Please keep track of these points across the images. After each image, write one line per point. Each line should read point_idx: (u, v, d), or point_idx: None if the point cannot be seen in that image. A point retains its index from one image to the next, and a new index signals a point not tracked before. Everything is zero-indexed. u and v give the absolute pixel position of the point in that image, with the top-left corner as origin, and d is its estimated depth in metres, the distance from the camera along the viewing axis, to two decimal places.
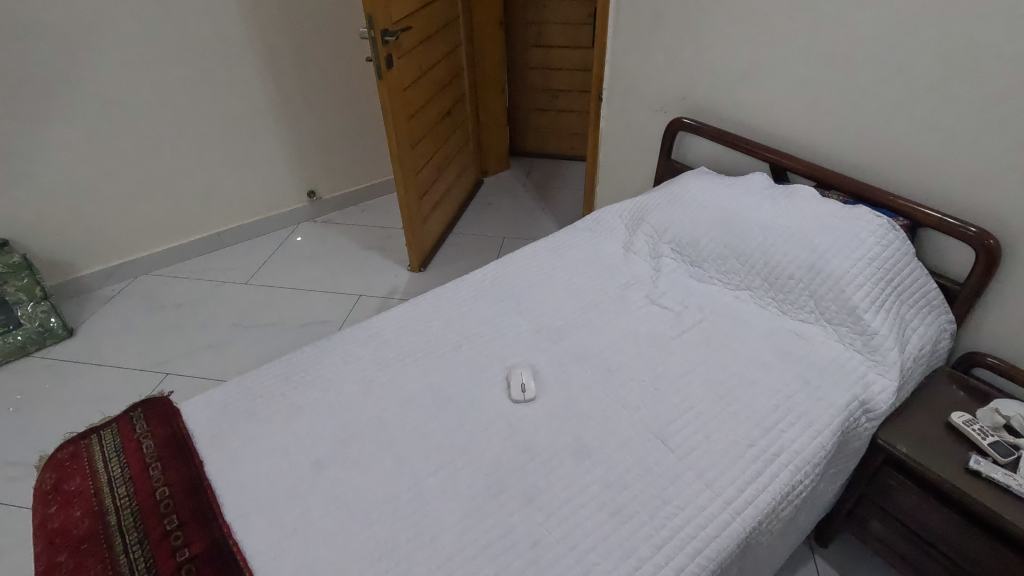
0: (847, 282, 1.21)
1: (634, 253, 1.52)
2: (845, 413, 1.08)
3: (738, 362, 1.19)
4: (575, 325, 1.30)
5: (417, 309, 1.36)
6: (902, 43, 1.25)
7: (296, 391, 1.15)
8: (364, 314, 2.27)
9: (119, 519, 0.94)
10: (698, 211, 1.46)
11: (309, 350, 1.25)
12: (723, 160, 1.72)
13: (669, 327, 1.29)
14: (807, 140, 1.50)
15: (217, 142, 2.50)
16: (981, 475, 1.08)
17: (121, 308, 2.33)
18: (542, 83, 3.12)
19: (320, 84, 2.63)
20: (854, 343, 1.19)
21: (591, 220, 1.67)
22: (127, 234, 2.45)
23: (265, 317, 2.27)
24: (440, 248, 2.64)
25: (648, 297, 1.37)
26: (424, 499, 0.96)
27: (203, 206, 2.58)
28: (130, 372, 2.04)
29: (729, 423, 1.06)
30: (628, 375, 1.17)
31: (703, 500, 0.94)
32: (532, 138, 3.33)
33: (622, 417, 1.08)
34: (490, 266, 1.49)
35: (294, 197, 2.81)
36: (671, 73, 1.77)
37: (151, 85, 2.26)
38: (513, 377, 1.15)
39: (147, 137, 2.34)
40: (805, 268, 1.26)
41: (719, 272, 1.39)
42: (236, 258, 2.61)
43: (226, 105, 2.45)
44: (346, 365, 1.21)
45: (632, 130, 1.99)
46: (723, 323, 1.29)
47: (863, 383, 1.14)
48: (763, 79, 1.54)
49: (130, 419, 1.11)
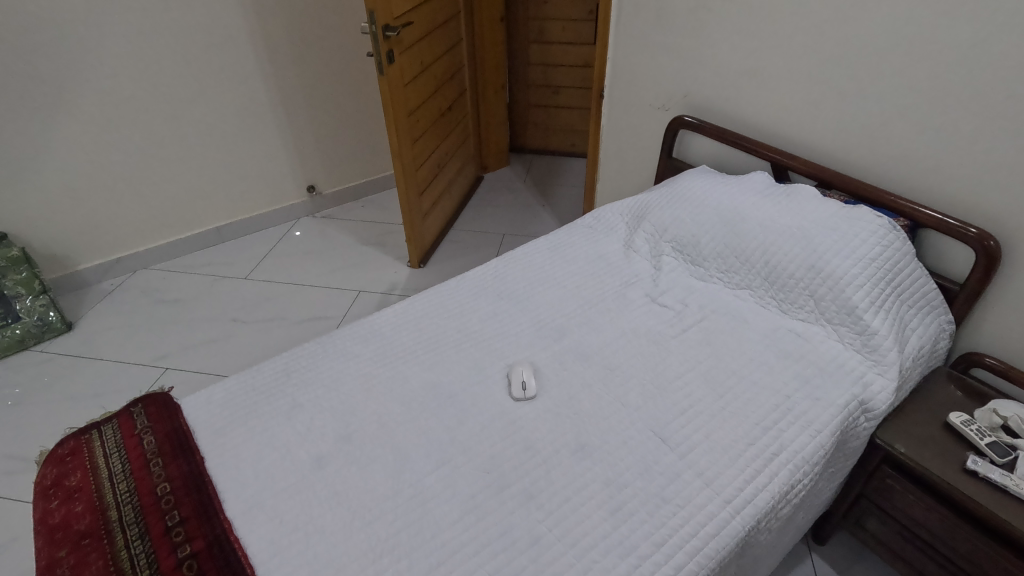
0: (847, 282, 1.21)
1: (635, 252, 1.52)
2: (844, 413, 1.09)
3: (738, 362, 1.19)
4: (575, 323, 1.30)
5: (417, 306, 1.36)
6: (906, 43, 1.25)
7: (296, 388, 1.15)
8: (364, 310, 2.27)
9: (120, 516, 0.94)
10: (699, 209, 1.46)
11: (309, 347, 1.25)
12: (724, 158, 1.72)
13: (669, 325, 1.28)
14: (809, 139, 1.50)
15: (217, 136, 2.49)
16: (979, 475, 1.09)
17: (120, 303, 2.33)
18: (542, 79, 3.12)
19: (320, 79, 2.62)
20: (854, 343, 1.20)
21: (592, 218, 1.66)
22: (126, 229, 2.44)
23: (265, 312, 2.27)
24: (440, 245, 2.64)
25: (649, 295, 1.38)
26: (425, 496, 0.96)
27: (203, 201, 2.58)
28: (129, 366, 2.04)
29: (729, 422, 1.06)
30: (628, 374, 1.17)
31: (703, 498, 0.94)
32: (532, 135, 3.32)
33: (622, 416, 1.08)
34: (491, 264, 1.49)
35: (293, 191, 2.80)
36: (672, 71, 1.77)
37: (150, 79, 2.25)
38: (513, 374, 1.15)
39: (146, 132, 2.33)
40: (805, 268, 1.27)
41: (719, 271, 1.39)
42: (235, 253, 2.61)
43: (226, 100, 2.44)
44: (347, 362, 1.21)
45: (633, 128, 1.99)
46: (724, 322, 1.29)
47: (862, 383, 1.14)
48: (765, 78, 1.54)
49: (130, 415, 1.11)
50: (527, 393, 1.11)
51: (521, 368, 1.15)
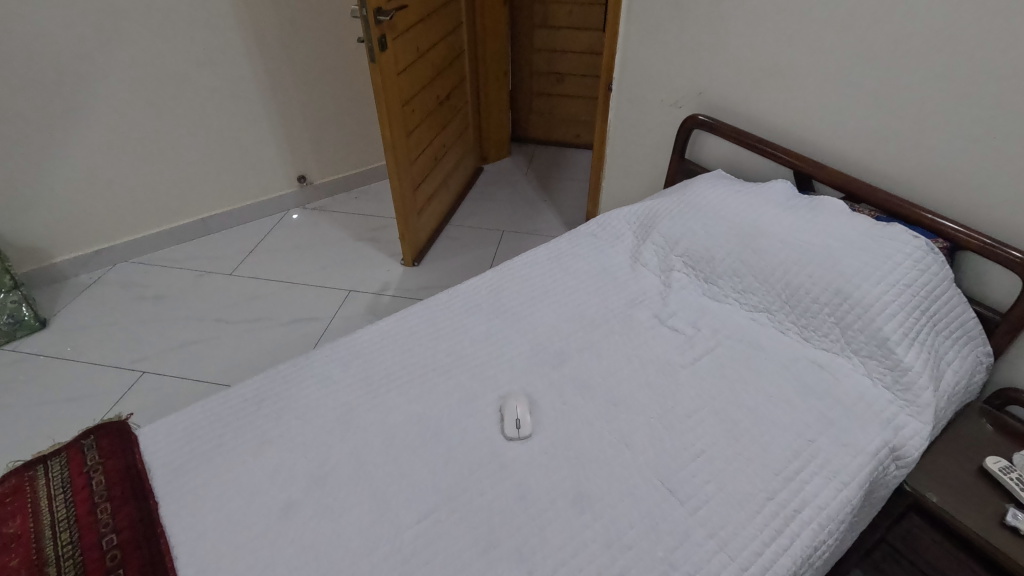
0: (878, 310, 1.09)
1: (642, 266, 1.39)
2: (874, 462, 0.97)
3: (756, 397, 1.07)
4: (576, 347, 1.18)
5: (404, 324, 1.24)
6: (953, 43, 1.11)
7: (266, 419, 1.04)
8: (354, 312, 2.15)
9: (57, 572, 0.84)
10: (714, 221, 1.33)
11: (283, 369, 1.14)
12: (741, 163, 1.58)
13: (680, 353, 1.16)
14: (836, 146, 1.36)
15: (200, 123, 2.35)
16: (1020, 533, 0.98)
17: (98, 299, 2.21)
18: (547, 65, 2.96)
19: (310, 62, 2.47)
20: (883, 379, 1.08)
21: (596, 225, 1.54)
22: (105, 219, 2.31)
23: (249, 312, 2.15)
24: (435, 241, 2.51)
25: (657, 316, 1.25)
26: (402, 554, 0.85)
27: (186, 191, 2.44)
28: (104, 368, 1.93)
29: (745, 471, 0.95)
30: (634, 409, 1.06)
31: (716, 564, 0.84)
32: (535, 124, 3.17)
33: (626, 461, 0.97)
34: (486, 276, 1.37)
35: (283, 181, 2.66)
36: (688, 64, 1.62)
37: (128, 62, 2.10)
38: (505, 407, 1.04)
39: (124, 117, 2.18)
40: (831, 292, 1.14)
41: (735, 291, 1.27)
42: (220, 246, 2.48)
43: (209, 83, 2.29)
44: (324, 389, 1.09)
45: (643, 124, 1.85)
46: (741, 350, 1.17)
47: (893, 427, 1.03)
48: (790, 76, 1.40)
49: (81, 449, 1.01)
50: (520, 433, 1.00)
51: (515, 401, 1.04)
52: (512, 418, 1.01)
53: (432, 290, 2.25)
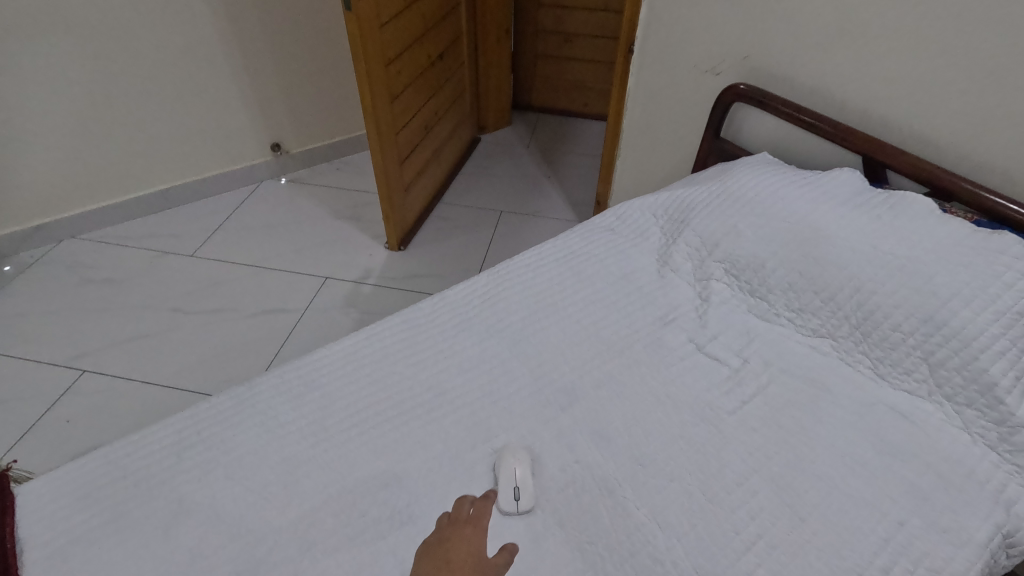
0: (985, 348, 0.85)
1: (672, 272, 1.13)
2: (986, 555, 0.74)
3: (824, 458, 0.84)
4: (591, 382, 0.94)
5: (375, 344, 0.99)
6: None
7: (187, 478, 0.80)
8: (331, 304, 1.89)
9: None
10: (765, 219, 1.07)
11: (216, 404, 0.89)
12: (790, 146, 1.30)
13: (723, 394, 0.92)
14: (919, 130, 1.09)
15: (154, 80, 2.03)
16: None
17: (38, 282, 1.94)
18: (554, 24, 2.63)
19: (283, 12, 2.14)
20: (987, 437, 0.84)
21: (614, 217, 1.27)
22: (46, 191, 2.01)
23: (211, 301, 1.89)
24: (425, 222, 2.24)
25: (694, 340, 1.01)
26: None
27: (141, 159, 2.14)
28: (40, 366, 1.68)
29: (816, 567, 0.72)
30: (668, 473, 0.82)
31: None
32: (539, 91, 2.86)
33: (658, 550, 0.74)
34: (480, 281, 1.11)
35: (255, 150, 2.36)
36: (730, 22, 1.33)
37: (62, 6, 1.77)
38: (497, 468, 0.80)
39: (61, 71, 1.86)
40: (921, 320, 0.89)
41: (790, 309, 1.02)
42: (182, 223, 2.20)
43: (163, 34, 1.96)
44: (268, 435, 0.85)
45: (670, 96, 1.56)
46: (801, 390, 0.92)
47: (1003, 504, 0.79)
48: (866, 39, 1.11)
49: None
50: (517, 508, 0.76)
51: (511, 462, 0.80)
52: (506, 486, 0.78)
53: (420, 280, 1.99)
